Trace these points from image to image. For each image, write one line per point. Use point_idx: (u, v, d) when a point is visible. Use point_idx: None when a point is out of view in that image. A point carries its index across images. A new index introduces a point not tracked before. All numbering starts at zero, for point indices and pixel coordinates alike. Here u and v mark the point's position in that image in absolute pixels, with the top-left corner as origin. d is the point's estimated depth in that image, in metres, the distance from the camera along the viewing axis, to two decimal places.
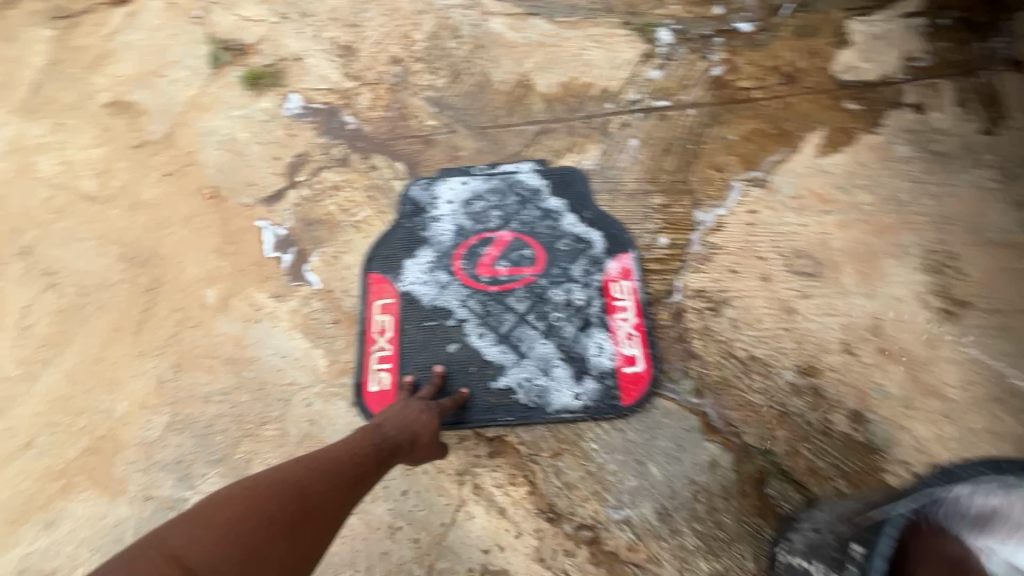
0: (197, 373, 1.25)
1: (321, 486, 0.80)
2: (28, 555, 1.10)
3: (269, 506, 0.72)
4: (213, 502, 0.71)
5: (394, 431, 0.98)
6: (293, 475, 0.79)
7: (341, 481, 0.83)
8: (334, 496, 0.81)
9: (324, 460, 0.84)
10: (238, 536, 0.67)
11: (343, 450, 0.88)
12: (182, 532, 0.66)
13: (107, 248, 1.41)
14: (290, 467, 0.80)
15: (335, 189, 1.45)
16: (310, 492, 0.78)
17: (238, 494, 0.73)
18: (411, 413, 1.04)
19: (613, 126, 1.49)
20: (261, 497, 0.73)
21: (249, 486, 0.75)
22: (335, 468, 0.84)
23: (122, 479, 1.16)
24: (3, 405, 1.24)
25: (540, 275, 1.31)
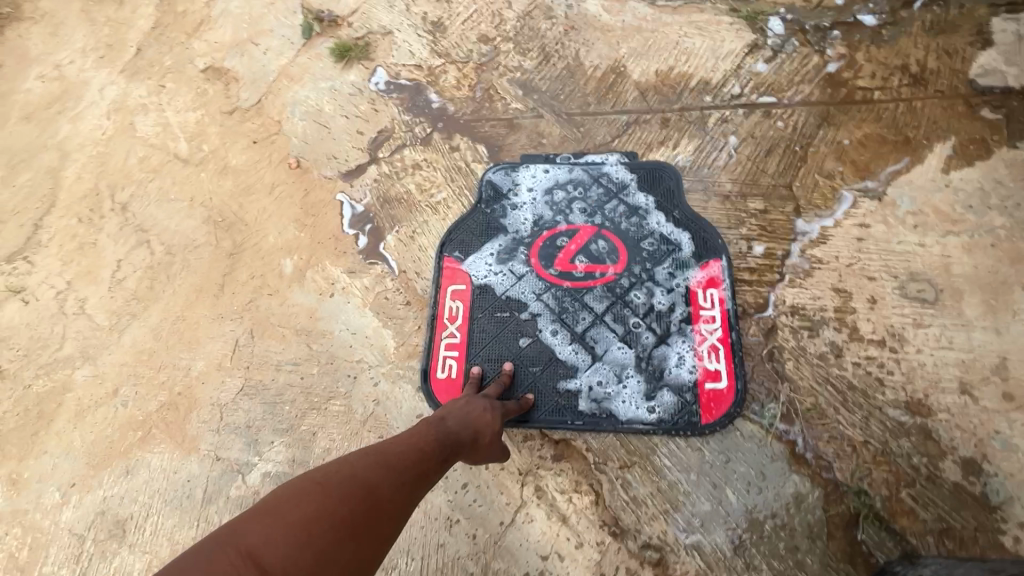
0: (271, 341, 1.27)
1: (389, 484, 0.76)
2: (108, 498, 1.15)
3: (339, 505, 0.69)
4: (285, 496, 0.69)
5: (460, 423, 0.92)
6: (361, 471, 0.75)
7: (407, 478, 0.79)
8: (401, 494, 0.76)
9: (392, 454, 0.80)
10: (307, 538, 0.64)
11: (411, 443, 0.84)
12: (256, 529, 0.64)
13: (196, 211, 1.45)
14: (357, 461, 0.77)
15: (415, 168, 1.43)
16: (377, 492, 0.74)
17: (307, 491, 0.69)
18: (478, 407, 0.98)
19: (711, 120, 1.38)
20: (331, 496, 0.69)
21: (317, 481, 0.71)
22: (402, 463, 0.79)
23: (196, 436, 1.19)
24: (94, 352, 1.30)
25: (620, 275, 1.23)
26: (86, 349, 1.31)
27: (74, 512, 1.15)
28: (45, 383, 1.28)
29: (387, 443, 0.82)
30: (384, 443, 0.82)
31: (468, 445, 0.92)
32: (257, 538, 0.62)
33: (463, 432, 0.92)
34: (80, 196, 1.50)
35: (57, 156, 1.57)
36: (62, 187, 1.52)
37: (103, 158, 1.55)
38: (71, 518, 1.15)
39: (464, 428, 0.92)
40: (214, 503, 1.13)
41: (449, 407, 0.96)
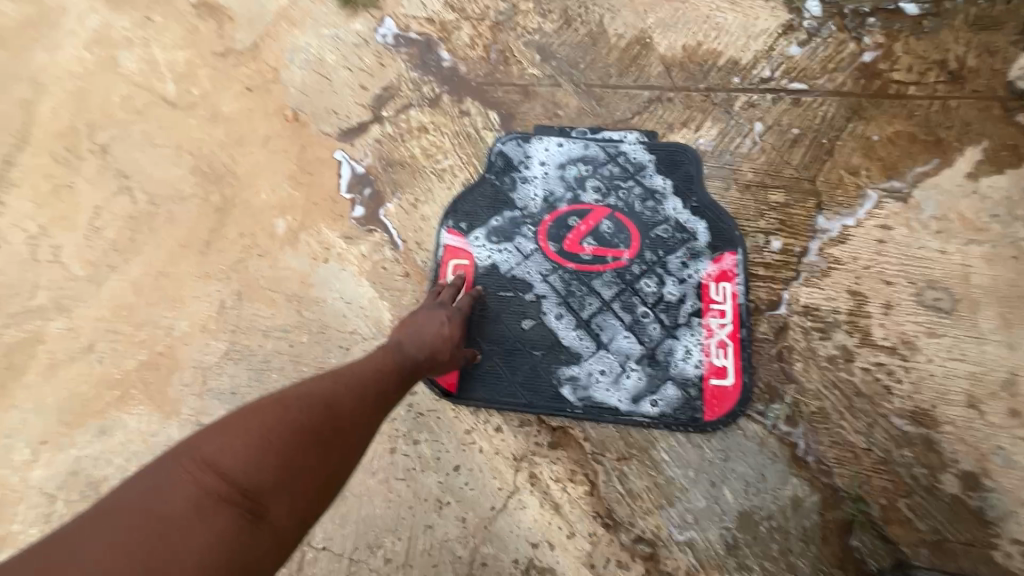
0: (259, 305, 1.21)
1: (350, 400, 0.75)
2: (81, 458, 1.10)
3: (299, 416, 0.67)
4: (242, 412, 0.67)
5: (416, 348, 0.91)
6: (320, 387, 0.73)
7: (370, 394, 0.78)
8: (364, 409, 0.76)
9: (352, 375, 0.79)
10: (267, 445, 0.63)
11: (371, 365, 0.83)
12: (213, 442, 0.62)
13: (183, 159, 1.35)
14: (319, 381, 0.75)
15: (421, 131, 1.34)
16: (339, 405, 0.72)
17: (263, 405, 0.68)
18: (436, 330, 0.96)
19: (737, 103, 1.31)
20: (289, 408, 0.68)
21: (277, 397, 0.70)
22: (363, 382, 0.79)
23: (176, 400, 1.14)
24: (68, 304, 1.22)
25: (631, 260, 1.18)
26: (60, 300, 1.23)
27: (45, 471, 1.10)
28: (16, 333, 1.21)
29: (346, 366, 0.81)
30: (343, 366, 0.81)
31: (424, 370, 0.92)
32: (213, 446, 0.61)
33: (420, 356, 0.91)
34: (56, 134, 1.39)
35: (31, 87, 1.44)
36: (36, 123, 1.41)
37: (82, 94, 1.43)
38: (41, 477, 1.09)
39: (421, 353, 0.91)
40: None
41: (403, 331, 0.94)
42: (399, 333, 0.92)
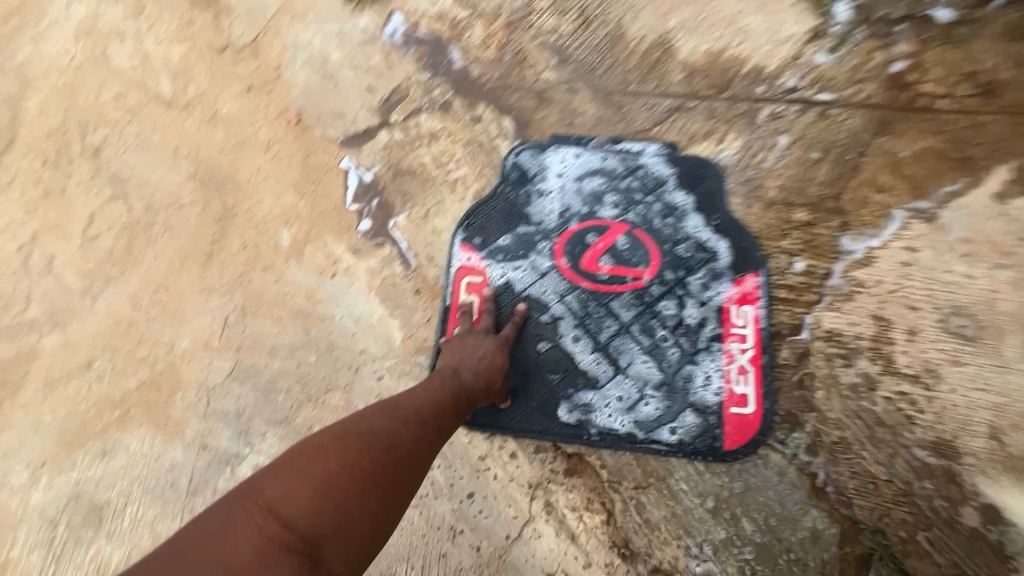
0: (264, 322, 1.16)
1: (409, 437, 0.76)
2: (82, 482, 1.07)
3: (361, 455, 0.69)
4: (306, 447, 0.69)
5: (472, 376, 0.96)
6: (379, 424, 0.75)
7: (426, 432, 0.80)
8: (421, 447, 0.77)
9: (408, 410, 0.81)
10: (331, 489, 0.64)
11: (425, 401, 0.85)
12: (278, 482, 0.63)
13: (180, 164, 1.29)
14: (378, 416, 0.76)
15: (432, 138, 1.29)
16: (399, 443, 0.74)
17: (328, 443, 0.69)
18: (490, 355, 1.02)
19: (761, 114, 1.27)
20: (352, 450, 0.69)
21: (340, 434, 0.71)
22: (419, 419, 0.80)
23: (180, 421, 1.10)
24: (63, 318, 1.17)
25: (651, 280, 1.15)
26: (55, 313, 1.18)
27: (44, 494, 1.06)
28: (9, 349, 1.16)
29: (401, 398, 0.84)
30: (400, 399, 0.83)
31: (478, 397, 0.96)
32: (280, 490, 0.62)
33: (474, 386, 0.95)
34: (45, 134, 1.32)
35: (17, 83, 1.36)
36: (23, 122, 1.33)
37: (71, 91, 1.35)
38: (41, 500, 1.06)
39: (478, 380, 0.96)
40: (200, 495, 1.06)
41: (460, 358, 1.00)
42: (457, 360, 0.99)
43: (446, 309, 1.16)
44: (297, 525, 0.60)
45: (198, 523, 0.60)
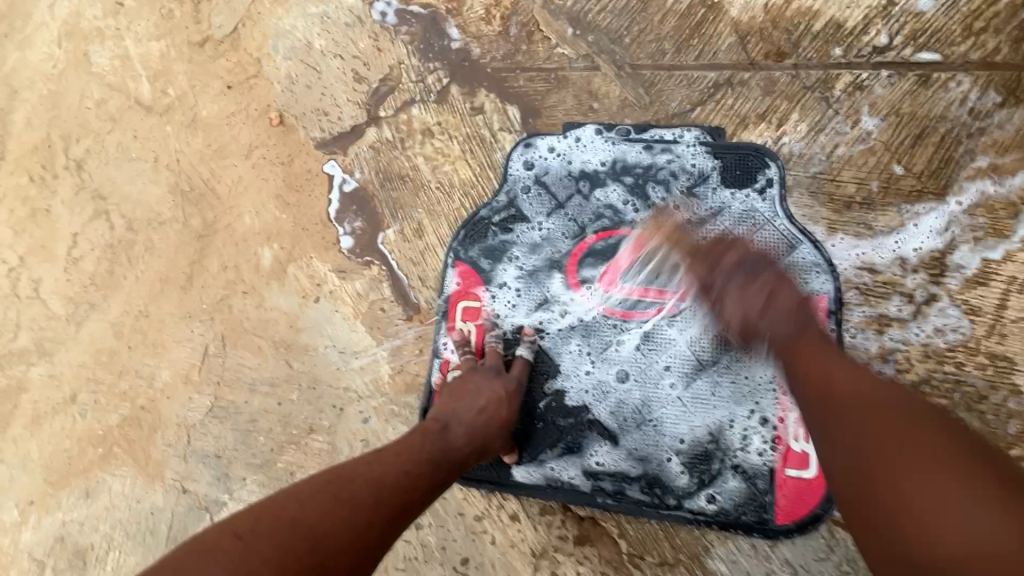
0: (245, 353, 1.06)
1: (342, 535, 0.61)
2: (67, 523, 1.02)
3: (262, 567, 0.56)
4: (204, 546, 0.58)
5: (462, 435, 0.80)
6: (306, 514, 0.62)
7: (372, 521, 0.64)
8: (361, 544, 0.62)
9: (352, 490, 0.66)
10: None
11: (385, 471, 0.70)
12: None
13: (161, 176, 1.19)
14: (306, 502, 0.63)
15: (426, 135, 1.10)
16: (324, 545, 0.60)
17: (228, 548, 0.57)
18: (489, 409, 0.85)
19: (838, 86, 0.99)
20: (253, 559, 0.56)
21: (246, 534, 0.59)
22: (368, 504, 0.65)
23: (160, 462, 1.03)
24: (49, 347, 1.12)
25: (685, 305, 0.93)
26: (42, 342, 1.13)
27: (33, 534, 1.03)
28: None
29: (356, 467, 0.69)
30: (353, 469, 0.69)
31: (469, 463, 0.80)
32: None
33: (461, 447, 0.79)
34: (32, 148, 1.25)
35: (5, 93, 1.30)
36: (11, 136, 1.27)
37: (54, 99, 1.27)
38: (31, 540, 1.03)
39: (469, 445, 0.80)
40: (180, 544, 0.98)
41: (455, 405, 0.84)
42: (450, 411, 0.83)
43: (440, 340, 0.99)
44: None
45: None
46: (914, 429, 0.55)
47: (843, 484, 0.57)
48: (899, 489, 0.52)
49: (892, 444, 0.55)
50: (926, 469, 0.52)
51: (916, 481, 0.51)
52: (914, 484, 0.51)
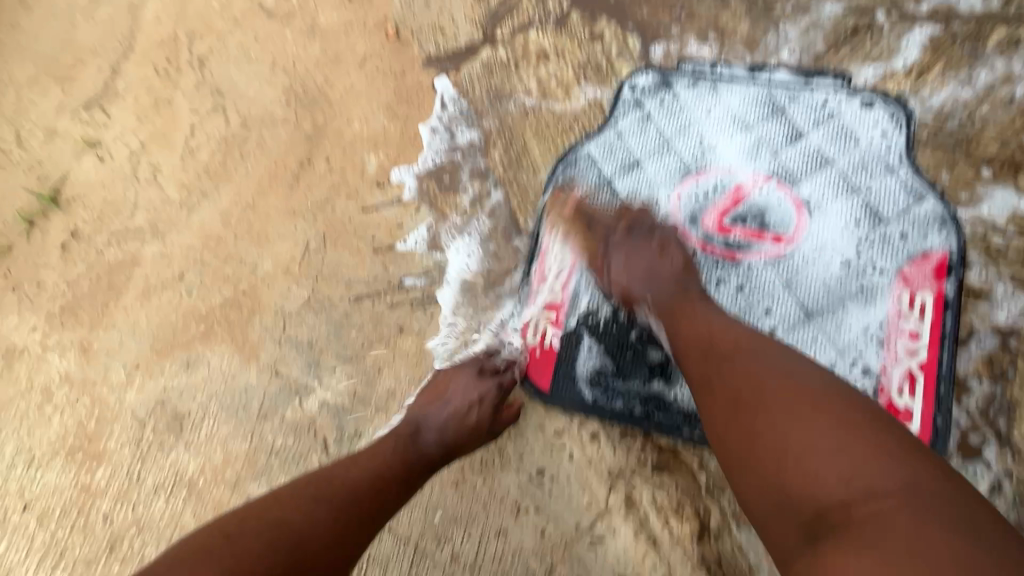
0: (344, 253, 1.10)
1: (320, 535, 0.64)
2: (168, 389, 1.10)
3: (254, 562, 0.58)
4: (284, 491, 0.67)
5: (444, 420, 0.84)
6: (289, 513, 0.64)
7: (350, 517, 0.67)
8: (339, 537, 0.65)
9: (391, 453, 0.78)
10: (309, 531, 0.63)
11: (360, 473, 0.72)
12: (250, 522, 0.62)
13: (277, 78, 1.23)
14: (358, 460, 0.75)
15: (541, 58, 1.11)
16: (308, 542, 0.62)
17: (307, 488, 0.68)
18: (466, 406, 0.87)
19: (990, 41, 0.94)
20: (330, 494, 0.68)
21: (312, 479, 0.70)
22: (345, 502, 0.68)
23: (257, 344, 1.08)
24: (163, 228, 1.19)
25: (792, 250, 0.91)
26: (156, 223, 1.20)
27: (137, 395, 1.10)
28: (116, 253, 1.20)
29: (336, 467, 0.72)
30: (331, 471, 0.71)
31: (439, 463, 0.83)
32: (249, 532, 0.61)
33: (441, 437, 0.83)
34: (158, 42, 1.31)
35: None
36: (140, 29, 1.33)
37: None
38: (134, 401, 1.10)
39: (439, 445, 0.82)
40: (269, 422, 1.04)
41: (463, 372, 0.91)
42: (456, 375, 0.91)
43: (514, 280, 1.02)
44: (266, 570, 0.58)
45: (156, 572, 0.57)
46: (812, 394, 0.61)
47: (734, 440, 0.63)
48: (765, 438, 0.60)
49: (790, 403, 0.60)
50: (817, 429, 0.57)
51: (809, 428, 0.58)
52: (807, 430, 0.58)
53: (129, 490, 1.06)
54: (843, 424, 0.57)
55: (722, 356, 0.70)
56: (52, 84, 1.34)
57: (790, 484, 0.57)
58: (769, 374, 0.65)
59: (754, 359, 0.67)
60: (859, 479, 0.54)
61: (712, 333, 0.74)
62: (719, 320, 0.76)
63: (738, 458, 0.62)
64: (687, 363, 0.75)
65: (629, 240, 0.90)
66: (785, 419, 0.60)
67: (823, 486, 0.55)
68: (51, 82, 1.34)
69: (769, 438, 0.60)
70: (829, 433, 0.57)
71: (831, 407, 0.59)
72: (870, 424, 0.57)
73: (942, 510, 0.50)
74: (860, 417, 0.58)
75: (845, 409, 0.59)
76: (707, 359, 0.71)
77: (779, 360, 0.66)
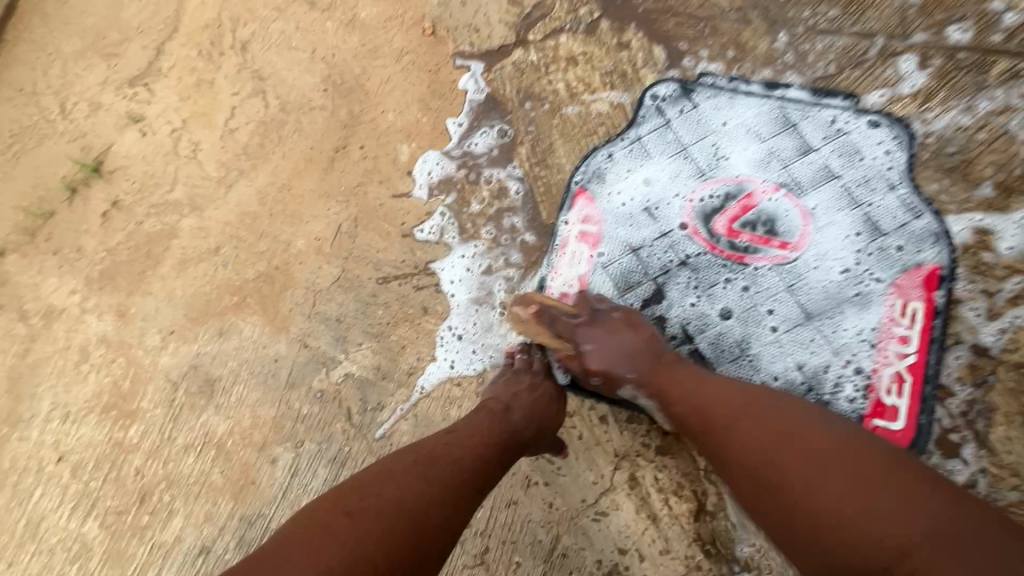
0: (374, 236, 1.16)
1: (434, 512, 0.65)
2: (201, 354, 1.16)
3: (371, 548, 0.59)
4: (391, 464, 0.69)
5: (519, 410, 0.86)
6: (403, 494, 0.65)
7: (457, 501, 0.68)
8: (450, 522, 0.65)
9: (483, 434, 0.79)
10: (420, 502, 0.64)
11: (462, 453, 0.74)
12: (363, 492, 0.65)
13: (316, 66, 1.29)
14: (453, 440, 0.76)
15: (570, 63, 1.17)
16: (421, 525, 0.63)
17: (414, 463, 0.69)
18: (540, 397, 0.90)
19: (992, 71, 1.01)
20: (433, 469, 0.69)
21: (417, 455, 0.71)
22: (453, 485, 0.69)
23: (287, 317, 1.15)
24: (201, 202, 1.25)
25: (796, 256, 0.98)
26: (195, 197, 1.26)
27: (171, 359, 1.17)
28: (155, 224, 1.26)
29: (436, 447, 0.73)
30: (433, 450, 0.73)
31: (527, 444, 0.85)
32: (364, 502, 0.63)
33: (518, 419, 0.84)
34: (202, 25, 1.37)
35: None
36: (185, 12, 1.39)
37: None
38: (168, 364, 1.16)
39: (528, 427, 0.85)
40: (296, 390, 1.11)
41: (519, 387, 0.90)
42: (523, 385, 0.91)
43: (500, 288, 1.09)
44: (385, 540, 0.60)
45: (284, 536, 0.61)
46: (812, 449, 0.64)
47: (765, 506, 0.65)
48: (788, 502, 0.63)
49: (800, 458, 0.64)
50: (834, 473, 0.61)
51: (828, 476, 0.61)
52: (821, 478, 0.61)
53: (160, 448, 1.12)
54: (850, 468, 0.61)
55: (724, 422, 0.72)
56: (98, 59, 1.40)
57: (830, 539, 0.59)
58: (769, 431, 0.68)
59: (753, 416, 0.70)
60: (875, 520, 0.57)
61: (703, 392, 0.78)
62: (709, 380, 0.79)
63: (780, 519, 0.63)
64: (690, 428, 0.77)
65: (602, 325, 0.91)
66: (801, 473, 0.63)
67: (865, 534, 0.57)
68: (97, 58, 1.40)
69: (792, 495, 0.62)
70: (840, 478, 0.60)
71: (836, 452, 0.63)
72: (862, 456, 0.62)
73: (946, 527, 0.54)
74: (858, 454, 0.62)
75: (850, 451, 0.63)
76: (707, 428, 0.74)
77: (774, 410, 0.70)
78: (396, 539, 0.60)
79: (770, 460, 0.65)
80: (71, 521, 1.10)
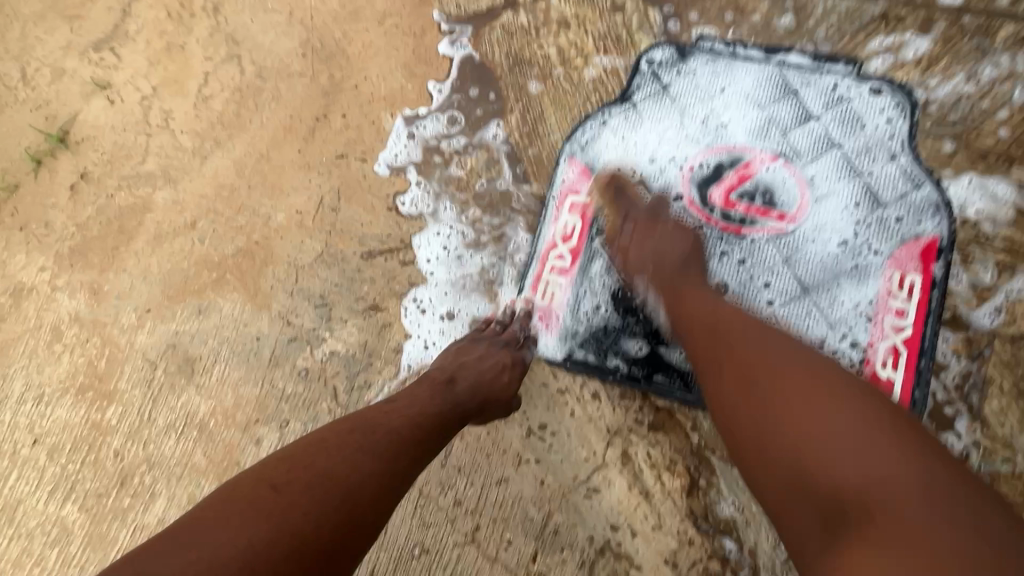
0: (358, 209, 1.12)
1: (367, 483, 0.63)
2: (180, 333, 1.12)
3: (298, 519, 0.57)
4: (326, 435, 0.67)
5: (466, 382, 0.84)
6: (335, 467, 0.63)
7: (394, 469, 0.66)
8: (385, 493, 0.64)
9: (426, 406, 0.77)
10: (352, 473, 0.63)
11: (400, 423, 0.72)
12: (294, 464, 0.63)
13: (292, 29, 1.22)
14: (395, 411, 0.74)
15: (562, 26, 1.12)
16: (355, 496, 0.61)
17: (350, 433, 0.68)
18: (494, 367, 0.89)
19: (998, 35, 0.98)
20: (370, 440, 0.67)
21: (355, 425, 0.69)
22: (389, 456, 0.67)
23: (269, 294, 1.10)
24: (175, 174, 1.19)
25: (794, 228, 0.95)
26: (168, 169, 1.20)
27: (148, 338, 1.12)
28: (126, 197, 1.20)
29: (374, 415, 0.72)
30: (372, 421, 0.71)
31: (472, 415, 0.84)
32: (293, 473, 0.61)
33: (465, 395, 0.83)
34: None
35: None
36: None
37: None
38: (145, 343, 1.12)
39: (473, 400, 0.83)
40: (280, 369, 1.07)
41: (463, 362, 0.88)
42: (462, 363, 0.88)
43: (484, 263, 1.06)
44: (313, 512, 0.58)
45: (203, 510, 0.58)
46: (853, 402, 0.59)
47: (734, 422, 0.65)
48: (789, 438, 0.59)
49: (793, 384, 0.62)
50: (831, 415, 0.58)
51: (828, 418, 0.57)
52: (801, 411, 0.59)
53: (139, 429, 1.08)
54: (842, 406, 0.58)
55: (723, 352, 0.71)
56: (59, 21, 1.31)
57: (808, 465, 0.57)
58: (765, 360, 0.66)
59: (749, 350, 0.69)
60: (867, 467, 0.54)
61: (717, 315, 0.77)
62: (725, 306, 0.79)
63: (751, 442, 0.62)
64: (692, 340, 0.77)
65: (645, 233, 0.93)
66: (786, 401, 0.61)
67: (835, 467, 0.55)
68: (58, 20, 1.31)
69: (784, 404, 0.61)
70: (834, 420, 0.57)
71: (838, 395, 0.60)
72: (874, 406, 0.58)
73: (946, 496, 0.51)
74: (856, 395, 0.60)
75: (845, 390, 0.60)
76: (713, 339, 0.74)
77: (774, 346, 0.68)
78: (325, 512, 0.59)
79: (757, 391, 0.64)
80: (50, 504, 1.07)
